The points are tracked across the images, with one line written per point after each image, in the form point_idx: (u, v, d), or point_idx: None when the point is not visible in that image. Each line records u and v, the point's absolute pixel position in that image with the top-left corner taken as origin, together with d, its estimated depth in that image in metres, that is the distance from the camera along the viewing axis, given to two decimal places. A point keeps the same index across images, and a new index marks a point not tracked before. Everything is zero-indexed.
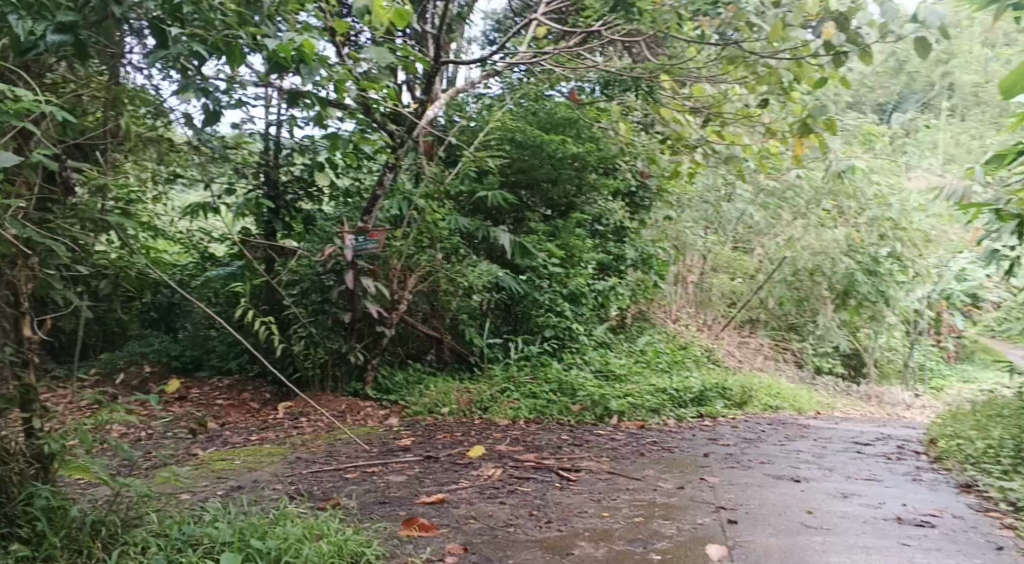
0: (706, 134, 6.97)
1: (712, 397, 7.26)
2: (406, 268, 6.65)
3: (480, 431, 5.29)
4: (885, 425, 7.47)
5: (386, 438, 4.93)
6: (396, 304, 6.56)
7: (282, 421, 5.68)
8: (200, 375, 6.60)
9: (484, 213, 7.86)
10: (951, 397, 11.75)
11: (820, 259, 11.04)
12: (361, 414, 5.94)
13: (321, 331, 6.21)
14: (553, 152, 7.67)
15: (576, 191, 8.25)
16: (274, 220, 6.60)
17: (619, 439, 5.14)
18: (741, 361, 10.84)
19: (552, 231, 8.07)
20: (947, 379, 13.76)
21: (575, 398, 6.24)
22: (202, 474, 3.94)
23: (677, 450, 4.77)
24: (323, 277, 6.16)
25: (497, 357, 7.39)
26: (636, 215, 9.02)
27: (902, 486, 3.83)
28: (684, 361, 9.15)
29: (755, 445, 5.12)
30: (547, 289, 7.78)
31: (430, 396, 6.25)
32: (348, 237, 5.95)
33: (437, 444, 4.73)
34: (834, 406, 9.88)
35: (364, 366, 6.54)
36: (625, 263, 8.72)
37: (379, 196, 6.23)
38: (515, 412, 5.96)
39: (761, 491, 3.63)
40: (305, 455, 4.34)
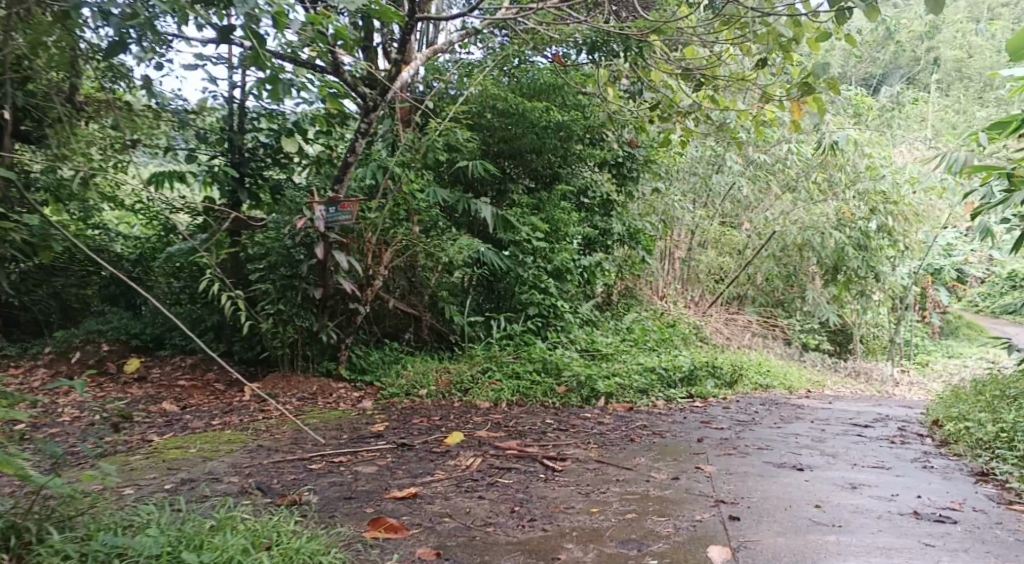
0: (699, 100, 6.66)
1: (702, 376, 6.98)
2: (382, 243, 6.25)
3: (459, 415, 4.98)
4: (879, 405, 7.27)
5: (358, 422, 4.60)
6: (370, 280, 6.23)
7: (248, 404, 5.33)
8: (163, 355, 6.22)
9: (465, 184, 7.53)
10: (939, 373, 11.62)
11: (809, 233, 10.71)
12: (333, 397, 5.61)
13: (290, 308, 5.80)
14: (537, 120, 7.24)
15: (561, 161, 7.84)
16: (238, 189, 6.15)
17: (606, 423, 4.84)
18: (729, 338, 10.58)
19: (536, 203, 7.72)
20: (933, 355, 13.66)
21: (560, 378, 5.94)
22: (151, 465, 3.58)
23: (670, 435, 4.47)
24: (293, 249, 5.75)
25: (478, 336, 7.09)
26: (622, 187, 8.55)
27: (914, 475, 3.55)
28: (672, 339, 8.87)
29: (750, 428, 4.85)
30: (531, 265, 7.43)
31: (407, 376, 5.93)
32: (319, 208, 5.55)
33: (412, 430, 4.40)
34: (825, 384, 9.68)
35: (337, 345, 6.17)
36: (613, 237, 8.46)
37: (350, 163, 5.83)
38: (497, 393, 5.65)
39: (762, 482, 3.33)
40: (267, 442, 4.00)
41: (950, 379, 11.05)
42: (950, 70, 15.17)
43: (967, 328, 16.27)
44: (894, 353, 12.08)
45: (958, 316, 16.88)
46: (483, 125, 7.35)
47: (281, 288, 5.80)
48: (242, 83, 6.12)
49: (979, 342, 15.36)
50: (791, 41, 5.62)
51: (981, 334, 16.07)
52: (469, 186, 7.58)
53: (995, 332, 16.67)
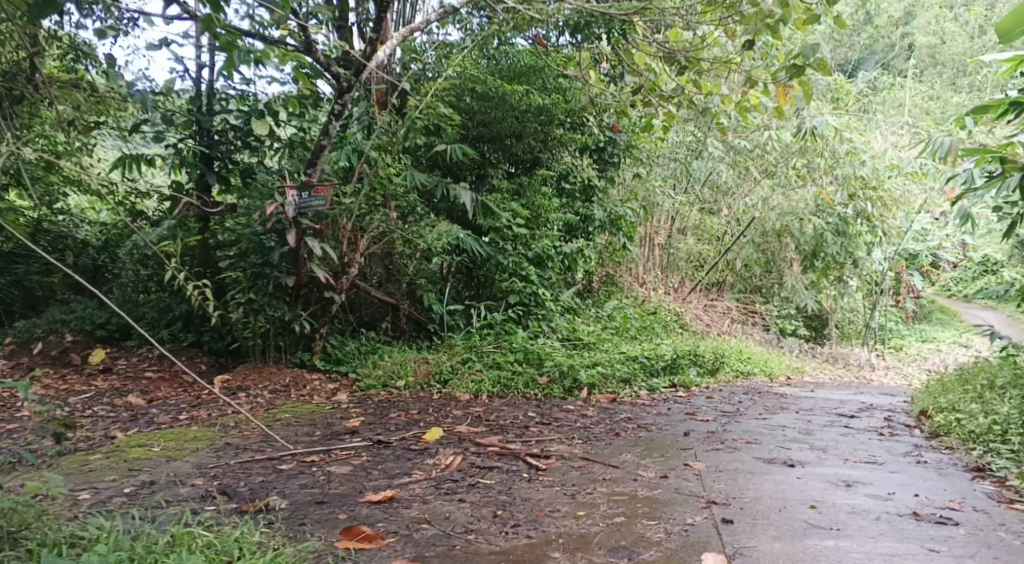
0: (682, 84, 6.51)
1: (685, 364, 6.88)
2: (357, 229, 6.06)
3: (438, 409, 4.82)
4: (861, 392, 7.23)
5: (333, 417, 4.42)
6: (346, 268, 6.04)
7: (218, 397, 5.12)
8: (128, 344, 5.97)
9: (444, 169, 7.36)
10: (916, 359, 11.67)
11: (788, 219, 10.66)
12: (307, 389, 5.41)
13: (262, 297, 5.59)
14: (518, 103, 7.04)
15: (542, 146, 7.66)
16: (207, 172, 5.85)
17: (590, 416, 4.70)
18: (709, 325, 10.51)
19: (516, 189, 7.51)
20: (908, 340, 13.74)
21: (542, 368, 5.80)
22: (112, 466, 3.38)
23: (655, 429, 4.34)
24: (264, 236, 5.56)
25: (458, 325, 6.89)
26: (603, 173, 8.37)
27: (908, 471, 3.47)
28: (653, 326, 8.76)
29: (737, 420, 4.74)
30: (511, 252, 7.23)
31: (384, 367, 5.75)
32: (291, 193, 5.32)
33: (390, 425, 4.23)
34: (805, 370, 9.66)
35: (311, 336, 5.99)
36: (593, 224, 8.30)
37: (325, 145, 5.66)
38: (477, 385, 5.50)
39: (754, 481, 3.21)
40: (235, 439, 3.81)
41: (927, 365, 11.09)
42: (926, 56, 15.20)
43: (940, 314, 16.43)
44: (871, 338, 12.12)
45: (931, 302, 17.04)
46: (462, 109, 7.16)
47: (251, 277, 5.61)
48: (211, 63, 5.84)
49: (952, 327, 15.52)
50: (779, 23, 5.46)
51: (953, 319, 16.24)
52: (448, 172, 7.42)
53: (967, 317, 16.85)
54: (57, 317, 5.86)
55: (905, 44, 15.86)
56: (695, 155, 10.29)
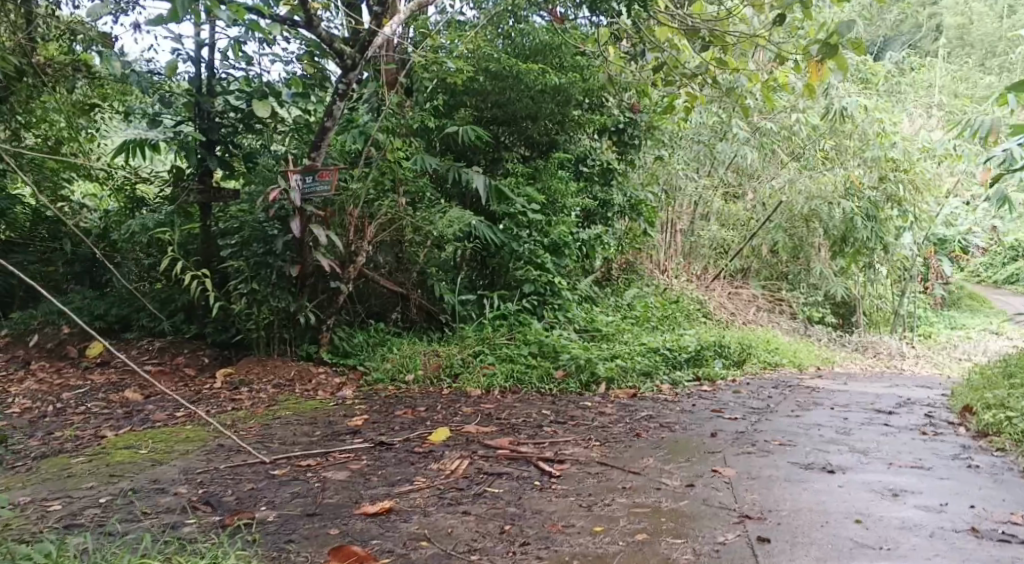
0: (706, 60, 6.16)
1: (709, 356, 6.56)
2: (365, 216, 5.78)
3: (447, 405, 4.55)
4: (895, 385, 6.88)
5: (336, 415, 4.16)
6: (353, 256, 5.70)
7: (218, 392, 4.88)
8: (128, 337, 5.76)
9: (457, 153, 7.05)
10: (948, 347, 11.27)
11: (816, 203, 10.21)
12: (311, 384, 5.16)
13: (265, 288, 5.32)
14: (533, 83, 6.71)
15: (557, 127, 7.30)
16: (207, 157, 5.54)
17: (609, 413, 4.40)
18: (734, 313, 10.16)
19: (532, 173, 7.21)
20: (937, 327, 13.30)
21: (558, 361, 5.51)
22: (93, 471, 3.15)
23: (679, 429, 4.04)
24: (266, 223, 5.30)
25: (470, 317, 6.62)
26: (623, 156, 8.05)
27: (960, 477, 3.15)
28: (675, 315, 8.44)
29: (767, 419, 4.42)
30: (526, 239, 6.97)
31: (393, 360, 5.50)
32: (294, 177, 5.07)
33: (395, 424, 3.96)
34: (834, 360, 9.30)
35: (318, 327, 5.70)
36: (612, 209, 7.99)
37: (329, 127, 5.35)
38: (490, 379, 5.22)
39: (790, 490, 2.90)
40: (228, 441, 3.56)
41: (961, 354, 10.69)
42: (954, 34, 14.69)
43: (968, 300, 15.99)
44: (899, 326, 11.73)
45: (960, 287, 16.58)
46: (474, 89, 6.80)
47: (254, 266, 5.33)
48: (211, 41, 5.58)
49: (982, 313, 15.07)
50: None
51: (983, 305, 15.78)
52: (461, 155, 7.10)
53: (996, 303, 16.39)
54: (55, 308, 5.65)
55: (931, 23, 15.36)
56: (719, 138, 9.89)
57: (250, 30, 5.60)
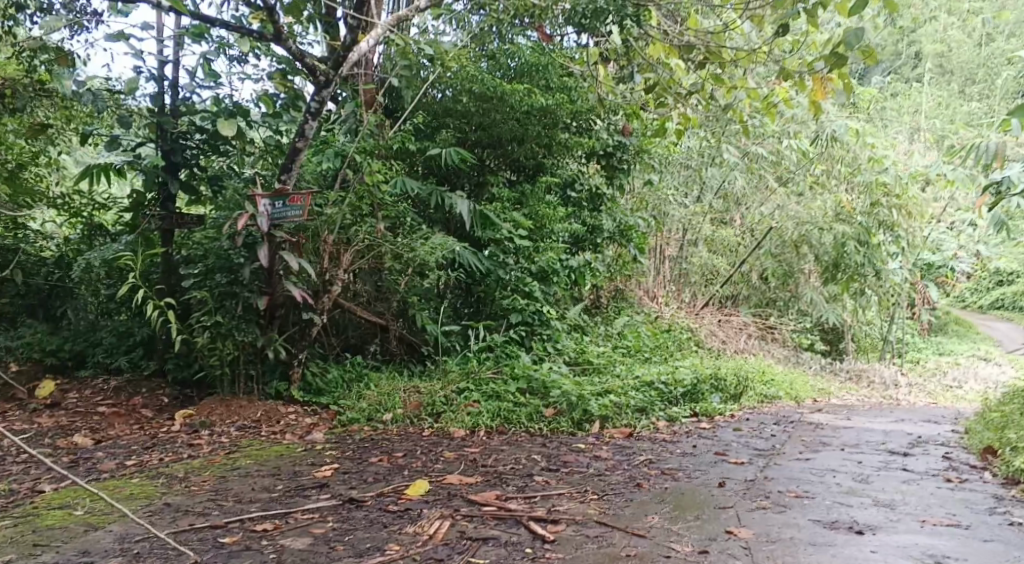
0: (701, 78, 5.89)
1: (706, 391, 6.20)
2: (340, 242, 5.41)
3: (427, 450, 4.15)
4: (900, 420, 6.54)
5: (304, 464, 3.75)
6: (328, 286, 5.38)
7: (176, 436, 4.46)
8: (83, 374, 5.32)
9: (439, 176, 6.73)
10: (940, 374, 11.02)
11: (806, 228, 10.09)
12: (279, 425, 4.75)
13: (230, 320, 4.90)
14: (518, 104, 6.40)
15: (545, 149, 6.94)
16: (169, 182, 5.17)
17: (605, 458, 4.02)
18: (726, 342, 9.82)
19: (519, 197, 6.93)
20: (926, 353, 13.08)
21: (547, 399, 5.13)
22: (16, 538, 2.72)
23: (684, 477, 3.67)
24: (232, 251, 4.91)
25: (454, 348, 6.22)
26: (613, 180, 7.76)
27: (1005, 540, 2.80)
28: (667, 346, 8.10)
29: (777, 464, 4.07)
30: (513, 266, 6.61)
31: (369, 398, 5.11)
32: (262, 202, 4.72)
33: (368, 474, 3.57)
34: (830, 391, 8.97)
35: (289, 363, 5.31)
36: (602, 235, 7.66)
37: (301, 148, 5.03)
38: (474, 418, 4.83)
39: (817, 558, 2.54)
40: (177, 498, 3.14)
41: (958, 382, 10.41)
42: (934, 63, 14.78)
43: (955, 325, 15.83)
44: (889, 353, 11.48)
45: (946, 313, 16.42)
46: (456, 110, 6.51)
47: (219, 297, 4.93)
48: (174, 58, 5.23)
49: (970, 339, 14.89)
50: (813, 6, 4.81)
51: (970, 331, 15.61)
52: (444, 178, 6.79)
53: (982, 329, 16.25)
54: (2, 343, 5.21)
55: (911, 53, 15.44)
56: (709, 162, 9.66)
57: (218, 47, 5.30)
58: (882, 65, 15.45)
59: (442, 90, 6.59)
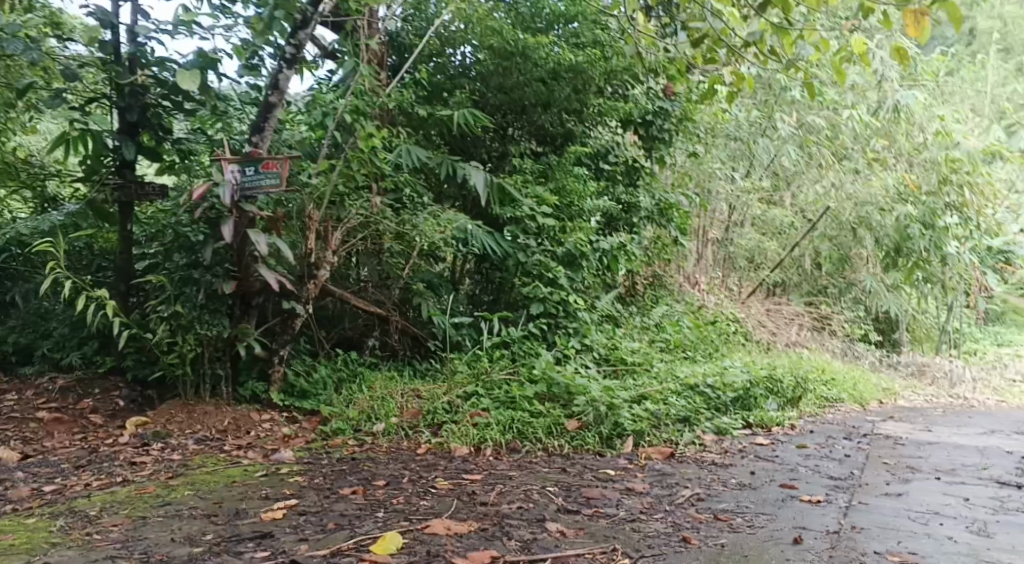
0: (758, 28, 4.82)
1: (761, 395, 5.27)
2: (329, 219, 4.63)
3: (416, 475, 3.32)
4: (991, 431, 5.50)
5: (255, 498, 2.95)
6: (314, 270, 4.54)
7: (121, 451, 3.71)
8: (33, 371, 4.62)
9: (452, 145, 5.93)
10: (1002, 366, 9.92)
11: (866, 208, 8.99)
12: (248, 436, 3.99)
13: (190, 311, 4.09)
14: (543, 61, 5.57)
15: (573, 117, 6.15)
16: (125, 144, 4.39)
17: (639, 493, 3.15)
18: (775, 333, 8.81)
19: (544, 170, 6.05)
20: (984, 343, 11.95)
21: (570, 408, 4.28)
22: None
23: (746, 526, 2.77)
24: (188, 229, 4.12)
25: (465, 343, 5.35)
26: (650, 152, 6.84)
27: None
28: (712, 339, 7.15)
29: (863, 503, 3.15)
30: (535, 248, 5.70)
31: (357, 407, 4.30)
32: (230, 168, 3.95)
33: (331, 515, 2.75)
34: (895, 392, 7.93)
35: (269, 359, 4.56)
36: (639, 214, 6.68)
37: (275, 103, 4.33)
38: (480, 431, 4.00)
39: None
40: (64, 556, 2.34)
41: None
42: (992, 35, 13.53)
43: (1013, 315, 14.58)
44: (948, 345, 10.16)
45: (1004, 302, 15.12)
46: (475, 70, 5.75)
47: (179, 284, 4.16)
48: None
49: None
50: None
51: None
52: (458, 148, 5.99)
53: None
54: None
55: (966, 28, 14.21)
56: (761, 133, 8.60)
57: None
58: (936, 41, 14.24)
59: (461, 51, 5.77)
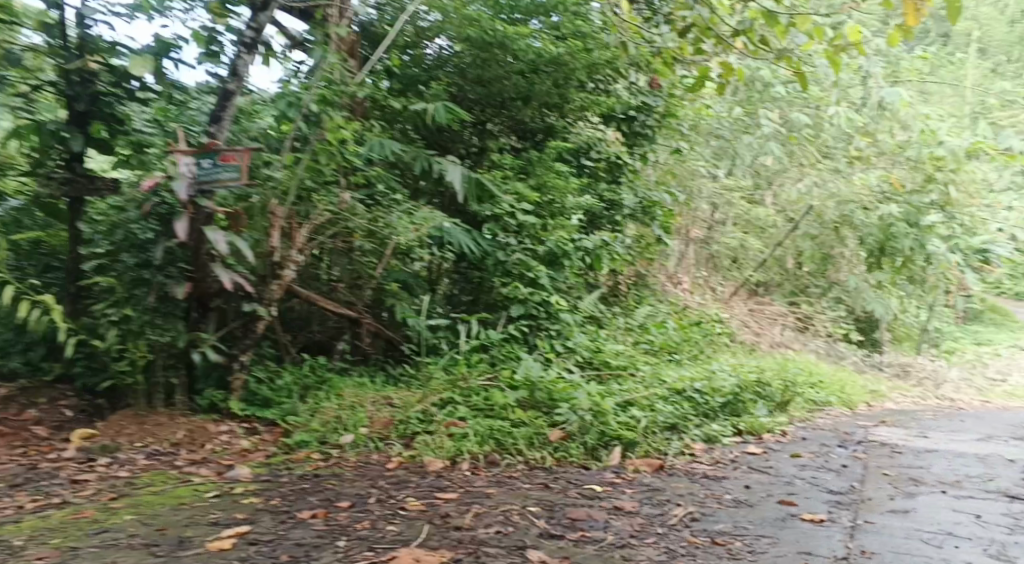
0: (748, 16, 4.55)
1: (750, 400, 5.05)
2: (293, 215, 4.35)
3: (384, 495, 3.04)
4: (987, 437, 5.29)
5: (204, 524, 2.65)
6: (278, 269, 4.30)
7: (63, 467, 3.39)
8: None
9: (427, 139, 5.65)
10: (982, 365, 9.82)
11: (849, 207, 8.78)
12: (204, 450, 3.69)
13: (141, 315, 3.79)
14: (523, 52, 5.30)
15: (555, 110, 5.89)
16: (72, 134, 4.06)
17: (628, 513, 2.90)
18: (759, 333, 8.60)
19: (524, 165, 5.76)
20: (964, 342, 11.87)
21: (552, 417, 4.01)
22: None
23: (748, 553, 2.52)
24: (136, 226, 3.79)
25: (441, 347, 5.06)
26: (633, 148, 6.59)
27: None
28: (696, 340, 6.92)
29: (870, 523, 2.91)
30: (515, 247, 5.45)
31: (323, 417, 4.01)
32: (184, 160, 3.69)
33: (287, 545, 2.46)
34: (883, 394, 7.74)
35: (229, 366, 4.30)
36: (622, 212, 6.43)
37: (233, 90, 4.05)
38: (455, 442, 3.72)
39: None
40: None
41: (1005, 374, 9.24)
42: (971, 35, 13.47)
43: (989, 314, 14.57)
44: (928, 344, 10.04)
45: (981, 300, 15.09)
46: (453, 63, 5.48)
47: (129, 285, 3.82)
48: None
49: (1008, 328, 13.62)
50: None
51: (1007, 319, 14.28)
52: (434, 143, 5.72)
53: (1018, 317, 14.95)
54: None
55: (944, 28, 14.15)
56: (744, 130, 8.40)
57: None
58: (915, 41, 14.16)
59: (436, 43, 5.48)
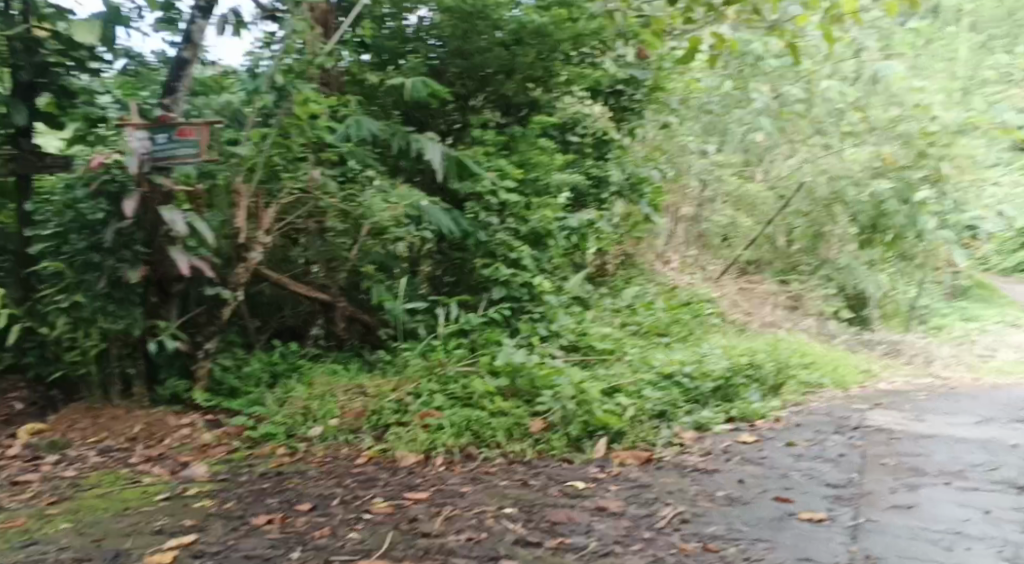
0: None
1: (743, 385, 4.84)
2: (259, 194, 4.11)
3: (350, 496, 2.81)
4: (987, 420, 5.10)
5: (147, 533, 2.42)
6: (244, 252, 4.05)
7: (7, 466, 3.16)
8: None
9: (406, 114, 5.38)
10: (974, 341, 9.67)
11: (840, 182, 8.52)
12: (161, 445, 3.45)
13: (91, 302, 3.59)
14: (504, 21, 5.01)
15: (539, 84, 5.60)
16: (14, 106, 3.80)
17: (612, 514, 2.68)
18: (750, 313, 8.42)
19: (508, 141, 5.49)
20: (955, 319, 11.72)
21: (534, 406, 3.79)
22: None
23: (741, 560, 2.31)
24: (86, 205, 3.55)
25: (420, 331, 4.84)
26: (621, 123, 6.33)
27: None
28: (686, 319, 6.70)
29: (872, 521, 2.71)
30: (497, 227, 5.18)
31: (291, 408, 3.78)
32: (137, 134, 3.40)
33: (235, 558, 2.23)
34: (875, 374, 7.56)
35: (192, 354, 4.02)
36: (610, 189, 6.16)
37: (189, 59, 3.83)
38: (431, 435, 3.49)
39: None
40: None
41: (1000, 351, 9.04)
42: None
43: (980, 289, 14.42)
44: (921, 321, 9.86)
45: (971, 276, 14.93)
46: (435, 34, 5.16)
47: (79, 270, 3.62)
48: None
49: (999, 304, 13.49)
50: None
51: (998, 295, 14.15)
52: (415, 119, 5.47)
53: (1008, 293, 14.81)
54: None
55: None
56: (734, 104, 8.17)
57: None
58: None
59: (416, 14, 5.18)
